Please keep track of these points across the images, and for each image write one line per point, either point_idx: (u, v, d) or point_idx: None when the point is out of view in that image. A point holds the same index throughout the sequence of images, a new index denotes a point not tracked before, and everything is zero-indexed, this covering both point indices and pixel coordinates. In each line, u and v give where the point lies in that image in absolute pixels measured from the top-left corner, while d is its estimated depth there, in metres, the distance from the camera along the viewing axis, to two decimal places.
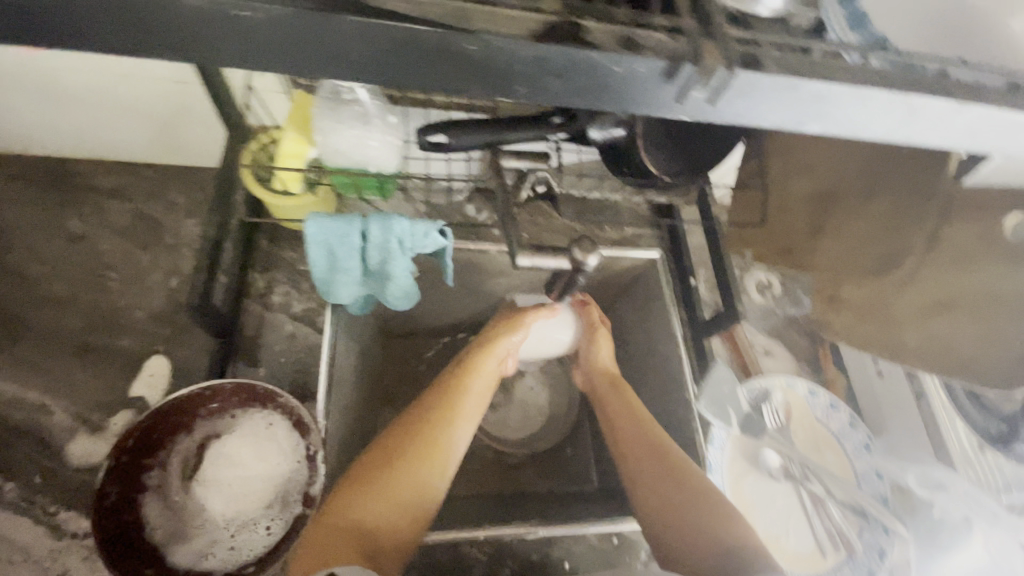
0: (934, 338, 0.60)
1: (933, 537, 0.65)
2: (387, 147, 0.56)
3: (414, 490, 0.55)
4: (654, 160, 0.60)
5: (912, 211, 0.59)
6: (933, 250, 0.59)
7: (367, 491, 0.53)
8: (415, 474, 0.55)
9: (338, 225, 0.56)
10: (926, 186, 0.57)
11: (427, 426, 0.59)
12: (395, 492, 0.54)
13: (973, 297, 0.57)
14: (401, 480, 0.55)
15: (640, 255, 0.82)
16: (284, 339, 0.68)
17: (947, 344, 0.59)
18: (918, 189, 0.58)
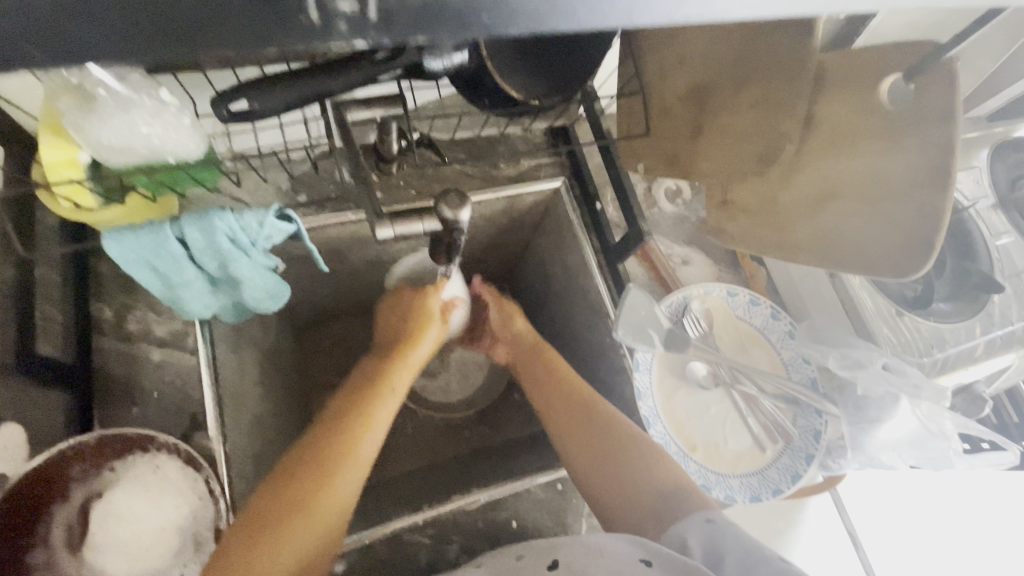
0: (840, 227, 0.48)
1: (862, 412, 0.64)
2: (175, 128, 0.46)
3: (327, 503, 0.51)
4: (509, 83, 0.53)
5: (776, 95, 0.48)
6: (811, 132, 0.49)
7: (274, 521, 0.48)
8: (326, 492, 0.51)
9: (145, 237, 0.46)
10: (781, 63, 0.46)
11: (337, 443, 0.56)
12: (302, 514, 0.49)
13: (856, 178, 0.46)
14: (302, 505, 0.50)
15: (540, 187, 0.74)
16: (154, 371, 0.60)
17: (844, 236, 0.47)
18: (770, 68, 0.47)
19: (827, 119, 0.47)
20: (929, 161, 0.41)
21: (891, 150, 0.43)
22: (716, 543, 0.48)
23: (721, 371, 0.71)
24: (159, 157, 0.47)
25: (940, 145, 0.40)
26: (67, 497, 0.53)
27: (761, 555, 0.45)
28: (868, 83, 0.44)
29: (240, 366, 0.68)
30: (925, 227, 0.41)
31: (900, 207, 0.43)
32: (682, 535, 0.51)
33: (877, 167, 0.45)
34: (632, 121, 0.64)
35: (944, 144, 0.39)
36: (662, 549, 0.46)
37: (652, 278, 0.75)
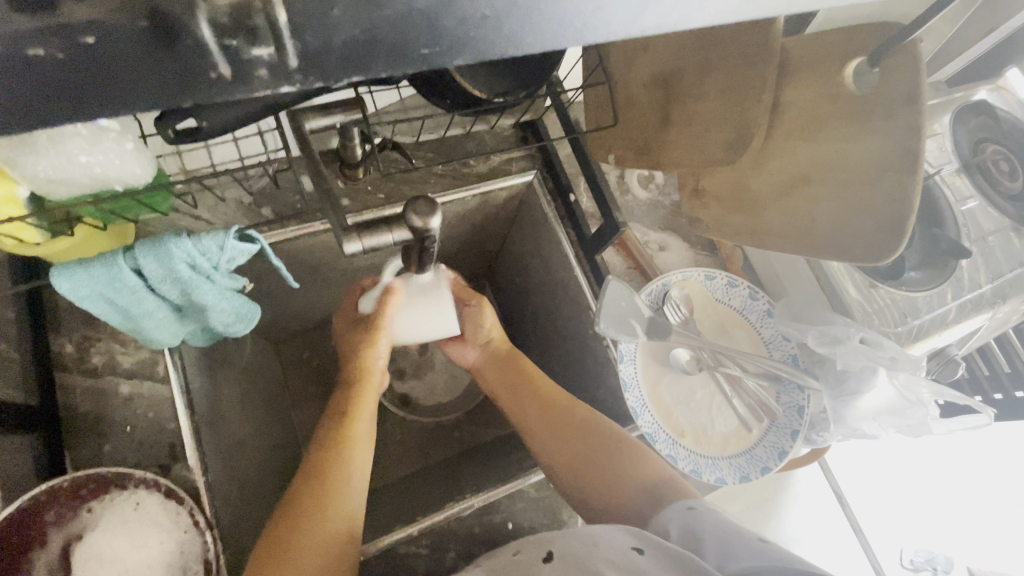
0: (813, 211, 0.47)
1: (842, 385, 0.65)
2: (117, 154, 0.43)
3: (342, 513, 0.55)
4: (470, 84, 0.51)
5: (746, 82, 0.47)
6: (776, 119, 0.48)
7: (296, 529, 0.52)
8: (341, 499, 0.56)
9: (98, 272, 0.43)
10: (752, 47, 0.45)
11: (333, 466, 0.58)
12: (323, 521, 0.53)
13: (812, 165, 0.47)
14: (323, 511, 0.54)
15: (512, 182, 0.73)
16: (124, 404, 0.57)
17: (806, 218, 0.48)
18: (742, 53, 0.46)
19: (795, 105, 0.47)
20: (894, 149, 0.41)
21: (855, 133, 0.43)
22: (699, 533, 0.48)
23: (704, 355, 0.71)
24: (105, 186, 0.44)
25: (908, 128, 0.40)
26: (45, 542, 0.50)
27: (741, 538, 0.45)
28: (833, 67, 0.43)
29: (216, 389, 0.66)
30: (897, 210, 0.41)
31: (858, 190, 0.44)
32: (666, 525, 0.52)
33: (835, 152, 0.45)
34: (600, 113, 0.63)
35: (912, 128, 0.39)
36: (651, 537, 0.47)
37: (631, 267, 0.74)
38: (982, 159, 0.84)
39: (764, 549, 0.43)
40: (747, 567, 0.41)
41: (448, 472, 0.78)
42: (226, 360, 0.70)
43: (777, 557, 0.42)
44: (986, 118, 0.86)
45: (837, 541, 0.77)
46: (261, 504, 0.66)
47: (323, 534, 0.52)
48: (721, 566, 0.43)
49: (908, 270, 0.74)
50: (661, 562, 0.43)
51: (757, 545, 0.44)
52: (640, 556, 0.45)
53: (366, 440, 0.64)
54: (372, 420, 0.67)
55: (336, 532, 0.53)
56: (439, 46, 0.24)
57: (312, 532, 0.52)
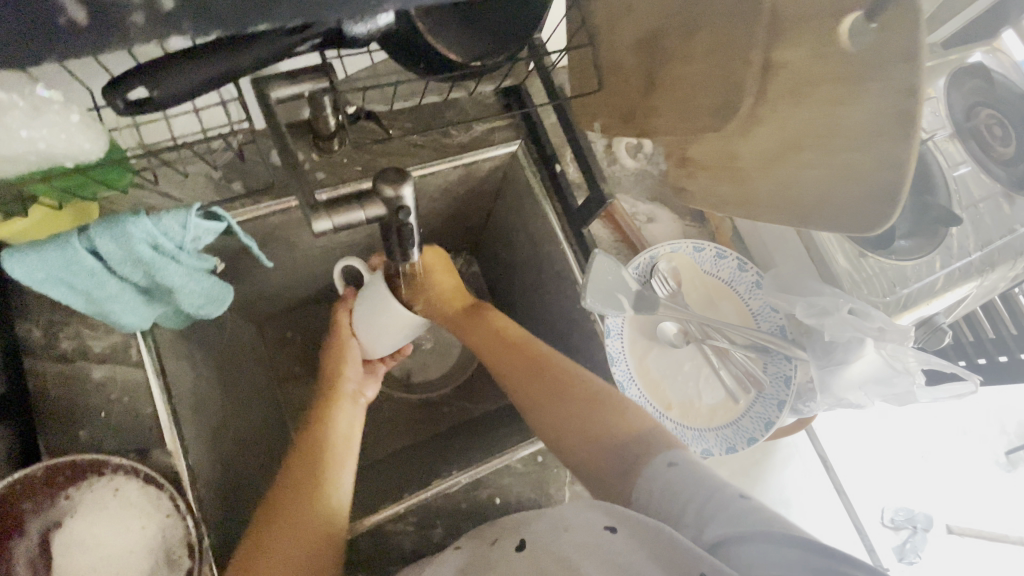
0: (812, 184, 0.45)
1: (829, 355, 0.65)
2: (64, 124, 0.41)
3: (317, 514, 0.53)
4: (445, 45, 0.48)
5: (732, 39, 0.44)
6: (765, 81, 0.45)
7: (273, 540, 0.50)
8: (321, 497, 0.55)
9: (53, 255, 0.41)
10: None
11: (310, 475, 0.56)
12: (299, 524, 0.51)
13: (800, 132, 0.44)
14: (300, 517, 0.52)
15: (495, 153, 0.70)
16: (97, 389, 0.56)
17: (797, 188, 0.46)
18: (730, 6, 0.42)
19: (781, 66, 0.43)
20: (898, 106, 0.38)
21: (850, 96, 0.40)
22: (678, 494, 0.47)
23: (691, 328, 0.71)
24: (55, 161, 0.42)
25: (904, 91, 0.37)
26: (24, 532, 0.49)
27: (723, 496, 0.44)
28: (825, 23, 0.40)
29: (195, 371, 0.64)
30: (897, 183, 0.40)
31: (850, 157, 0.42)
32: (646, 483, 0.50)
33: (826, 115, 0.42)
34: (585, 77, 0.60)
35: (907, 90, 0.37)
36: (623, 510, 0.46)
37: (618, 239, 0.73)
38: (976, 123, 0.83)
39: (747, 509, 0.42)
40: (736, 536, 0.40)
41: (437, 447, 0.78)
42: (204, 341, 0.68)
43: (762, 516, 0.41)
44: (981, 82, 0.84)
45: (820, 506, 0.78)
46: (246, 485, 0.65)
47: (302, 540, 0.50)
48: (702, 537, 0.43)
49: (899, 238, 0.73)
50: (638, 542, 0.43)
51: (739, 505, 0.43)
52: (620, 538, 0.43)
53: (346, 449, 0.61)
54: (349, 431, 0.64)
55: (318, 535, 0.51)
56: None
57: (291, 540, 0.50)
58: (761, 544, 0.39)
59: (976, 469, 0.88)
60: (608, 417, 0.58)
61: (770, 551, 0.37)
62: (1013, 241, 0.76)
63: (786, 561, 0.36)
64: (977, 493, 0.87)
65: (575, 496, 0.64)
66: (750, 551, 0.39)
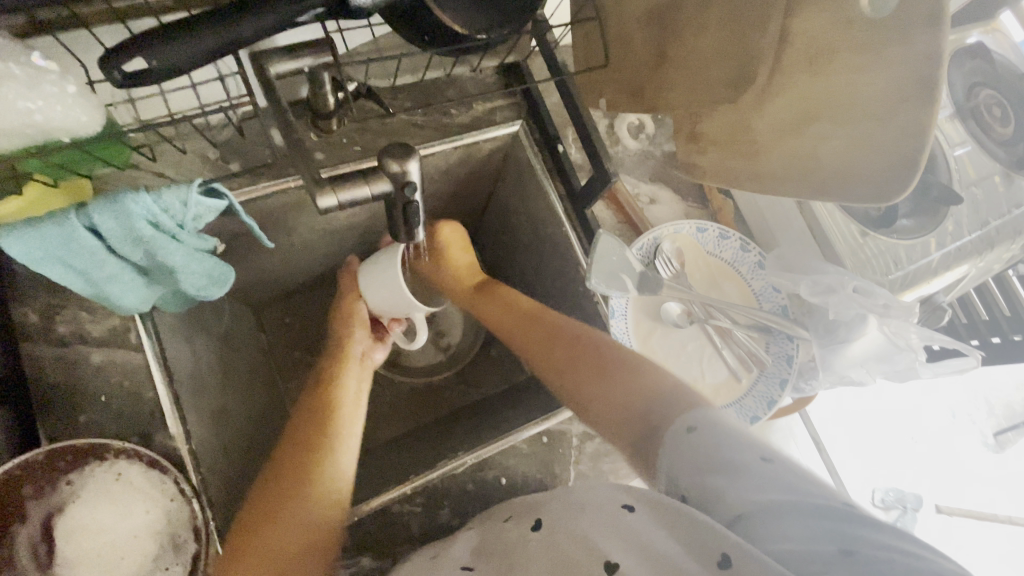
0: (821, 150, 0.45)
1: (832, 333, 0.65)
2: (53, 95, 0.40)
3: (327, 484, 0.53)
4: (450, 17, 0.47)
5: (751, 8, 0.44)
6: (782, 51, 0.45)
7: (285, 496, 0.50)
8: (330, 465, 0.54)
9: (51, 232, 0.40)
10: None
11: (319, 429, 0.57)
12: (308, 492, 0.51)
13: (816, 103, 0.44)
14: (306, 477, 0.52)
15: (497, 133, 0.69)
16: (98, 372, 0.55)
17: (807, 158, 0.46)
18: None
19: (799, 35, 0.43)
20: (915, 75, 0.38)
21: (869, 65, 0.40)
22: (704, 457, 0.44)
23: (695, 308, 0.71)
24: (51, 137, 0.41)
25: (923, 56, 0.37)
26: (26, 517, 0.49)
27: (744, 460, 0.43)
28: None
29: (195, 355, 0.63)
30: (908, 146, 0.39)
31: (865, 124, 0.41)
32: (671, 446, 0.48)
33: (844, 87, 0.42)
34: (589, 54, 0.60)
35: (929, 55, 0.37)
36: (644, 494, 0.46)
37: (621, 221, 0.72)
38: (975, 104, 0.83)
39: (776, 476, 0.42)
40: (766, 508, 0.40)
41: (439, 430, 0.78)
42: (203, 325, 0.67)
43: (789, 487, 0.41)
44: (981, 62, 0.85)
45: None
46: (248, 470, 0.64)
47: (309, 506, 0.50)
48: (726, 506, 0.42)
49: (900, 217, 0.73)
50: (662, 522, 0.43)
51: (763, 471, 0.42)
52: (642, 518, 0.44)
53: (353, 407, 0.62)
54: (358, 396, 0.64)
55: (322, 500, 0.51)
56: None
57: (296, 502, 0.50)
58: (788, 519, 0.39)
59: (970, 447, 0.89)
60: (625, 384, 0.56)
61: (807, 528, 0.38)
62: (1010, 221, 0.77)
63: (817, 539, 0.37)
64: (970, 470, 0.88)
65: (580, 476, 0.64)
66: (778, 527, 0.39)
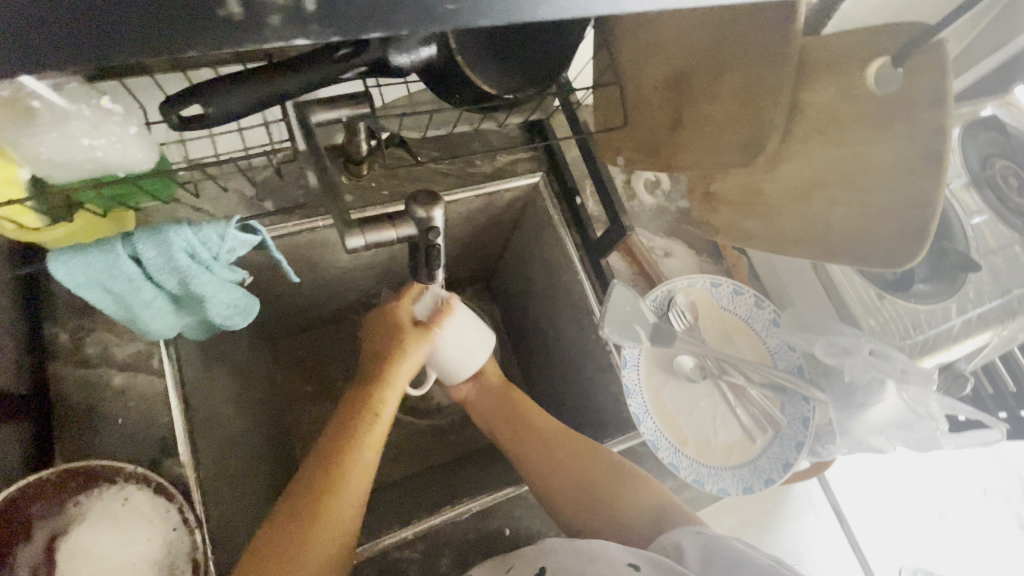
0: (830, 213, 0.47)
1: (850, 397, 0.64)
2: (121, 137, 0.44)
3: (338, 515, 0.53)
4: (480, 77, 0.50)
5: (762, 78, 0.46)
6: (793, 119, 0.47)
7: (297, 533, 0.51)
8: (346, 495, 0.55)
9: (96, 258, 0.42)
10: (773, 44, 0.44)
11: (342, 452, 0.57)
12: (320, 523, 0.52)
13: (827, 166, 0.46)
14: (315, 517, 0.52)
15: (518, 184, 0.72)
16: (117, 397, 0.56)
17: (816, 220, 0.48)
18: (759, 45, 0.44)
19: (811, 104, 0.45)
20: (922, 146, 0.40)
21: (879, 133, 0.42)
22: (715, 552, 0.47)
23: (708, 363, 0.70)
24: (107, 171, 0.45)
25: (932, 130, 0.39)
26: (31, 537, 0.48)
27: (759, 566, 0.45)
28: (852, 70, 0.42)
29: (211, 383, 0.64)
30: (915, 215, 0.41)
31: (873, 190, 0.43)
32: (683, 538, 0.51)
33: (858, 152, 0.44)
34: (609, 114, 0.63)
35: (936, 130, 0.39)
36: (652, 557, 0.47)
37: (635, 273, 0.73)
38: (991, 173, 0.84)
39: None
40: None
41: (445, 475, 0.77)
42: (221, 356, 0.69)
43: None
44: (995, 134, 0.86)
45: (837, 557, 0.75)
46: (249, 505, 0.63)
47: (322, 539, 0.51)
48: None
49: (916, 282, 0.73)
50: None
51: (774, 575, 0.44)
52: None
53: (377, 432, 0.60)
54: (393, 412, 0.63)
55: (338, 529, 0.53)
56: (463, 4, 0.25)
57: (314, 536, 0.51)
58: None
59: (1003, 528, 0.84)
60: (628, 493, 0.59)
61: None
62: None
63: None
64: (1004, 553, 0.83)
65: None
66: None
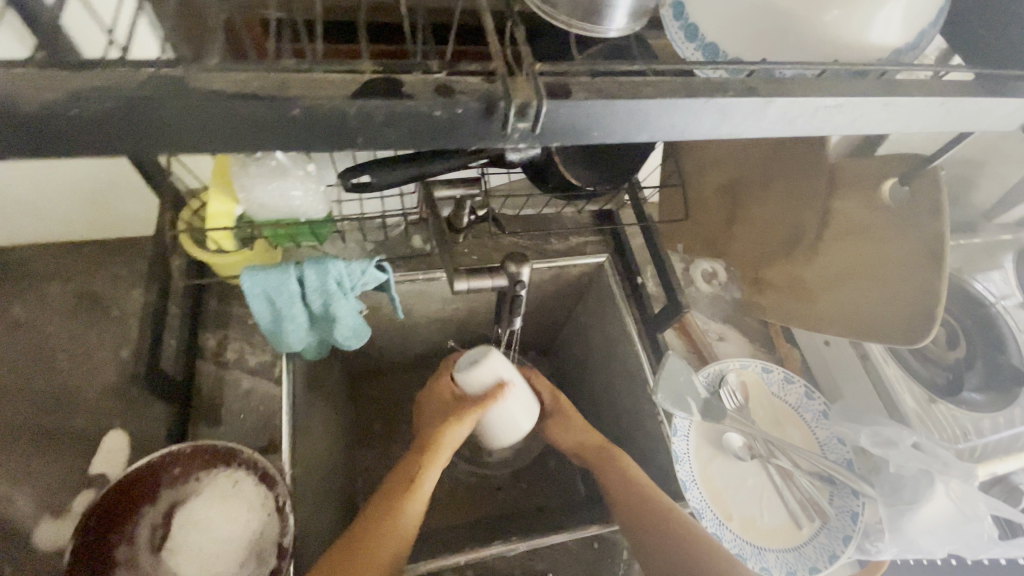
0: (860, 297, 0.54)
1: (898, 493, 0.65)
2: (312, 193, 0.60)
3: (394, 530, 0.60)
4: (571, 171, 0.64)
5: (801, 189, 0.57)
6: (828, 223, 0.57)
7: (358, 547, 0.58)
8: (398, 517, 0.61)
9: (273, 275, 0.57)
10: (810, 168, 0.56)
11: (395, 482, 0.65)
12: (374, 542, 0.58)
13: (856, 259, 0.55)
14: (366, 530, 0.59)
15: (587, 262, 0.84)
16: (242, 395, 0.68)
17: (849, 302, 0.55)
18: (800, 166, 0.57)
19: (842, 213, 0.55)
20: (930, 245, 0.48)
21: (900, 233, 0.51)
22: None
23: (757, 444, 0.73)
24: (292, 216, 0.60)
25: (933, 234, 0.48)
26: (156, 499, 0.59)
27: None
28: (870, 185, 0.53)
29: (310, 399, 0.76)
30: (930, 298, 0.48)
31: (898, 275, 0.51)
32: None
33: (888, 247, 0.52)
34: (671, 209, 0.74)
35: (936, 237, 0.48)
36: None
37: (689, 351, 0.80)
38: None
39: None
40: None
41: (493, 523, 0.81)
42: (320, 379, 0.81)
43: None
44: None
45: None
46: (324, 515, 0.71)
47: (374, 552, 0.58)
48: None
49: (967, 390, 0.75)
50: None
51: None
52: None
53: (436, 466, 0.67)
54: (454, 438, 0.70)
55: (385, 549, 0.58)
56: (575, 130, 0.32)
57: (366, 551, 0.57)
58: None
59: None
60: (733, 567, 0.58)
61: None
62: None
63: None
64: None
65: None
66: None
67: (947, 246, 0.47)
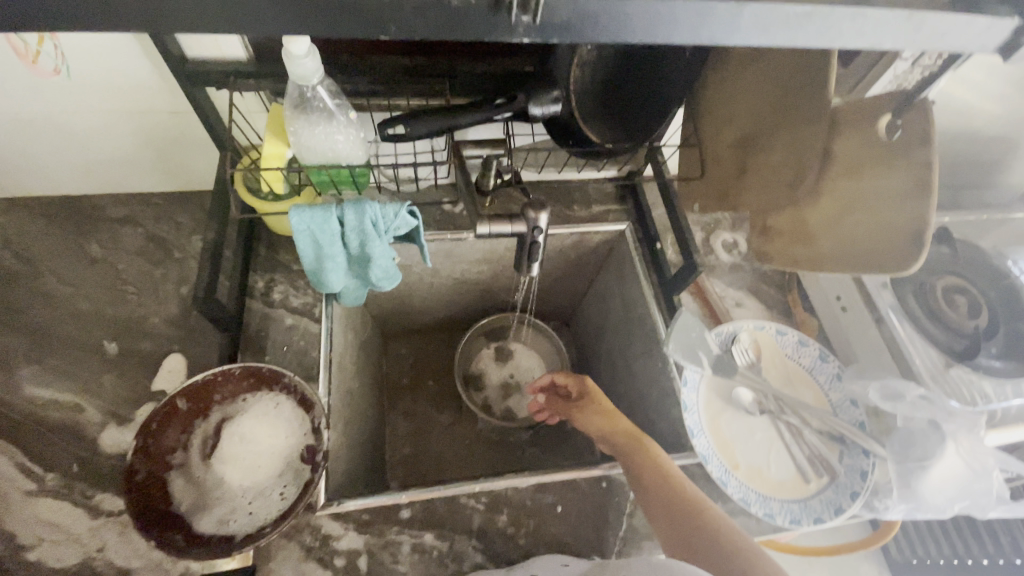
0: (858, 236, 0.56)
1: (908, 450, 0.66)
2: (353, 141, 0.66)
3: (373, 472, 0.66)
4: (589, 127, 0.68)
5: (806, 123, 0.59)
6: (829, 162, 0.59)
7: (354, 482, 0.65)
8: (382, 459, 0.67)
9: (317, 213, 0.62)
10: (811, 90, 0.57)
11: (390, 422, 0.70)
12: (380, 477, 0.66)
13: (853, 197, 0.56)
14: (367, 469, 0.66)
15: (607, 228, 0.87)
16: (285, 330, 0.75)
17: (849, 241, 0.57)
18: (802, 93, 0.58)
19: (841, 152, 0.57)
20: (921, 177, 0.49)
21: (893, 166, 0.52)
22: None
23: (769, 402, 0.75)
24: (333, 160, 0.66)
25: (922, 164, 0.49)
26: (208, 415, 0.66)
27: None
28: (867, 123, 0.54)
29: (344, 341, 0.82)
30: (916, 228, 0.50)
31: (890, 210, 0.52)
32: None
33: (884, 184, 0.53)
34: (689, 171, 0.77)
35: (925, 166, 0.49)
36: None
37: (704, 314, 0.83)
38: None
39: None
40: None
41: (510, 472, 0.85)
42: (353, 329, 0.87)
43: None
44: None
45: None
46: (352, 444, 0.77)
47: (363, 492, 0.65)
48: None
49: (988, 358, 0.75)
50: None
51: None
52: None
53: None
54: None
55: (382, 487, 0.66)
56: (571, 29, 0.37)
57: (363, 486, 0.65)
58: None
59: None
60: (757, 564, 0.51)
61: None
62: None
63: None
64: None
65: (630, 528, 0.68)
66: None
67: (937, 175, 0.48)
